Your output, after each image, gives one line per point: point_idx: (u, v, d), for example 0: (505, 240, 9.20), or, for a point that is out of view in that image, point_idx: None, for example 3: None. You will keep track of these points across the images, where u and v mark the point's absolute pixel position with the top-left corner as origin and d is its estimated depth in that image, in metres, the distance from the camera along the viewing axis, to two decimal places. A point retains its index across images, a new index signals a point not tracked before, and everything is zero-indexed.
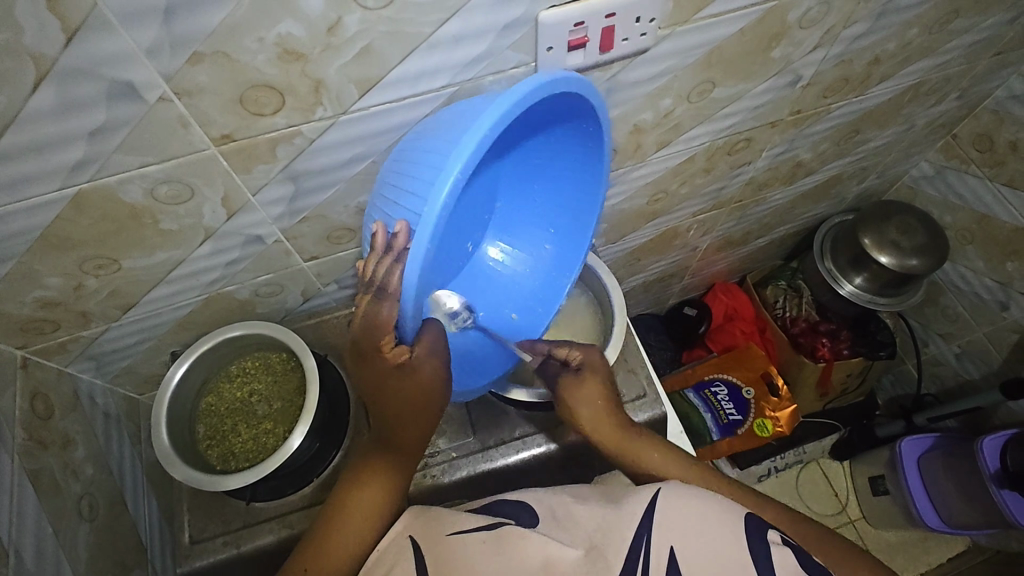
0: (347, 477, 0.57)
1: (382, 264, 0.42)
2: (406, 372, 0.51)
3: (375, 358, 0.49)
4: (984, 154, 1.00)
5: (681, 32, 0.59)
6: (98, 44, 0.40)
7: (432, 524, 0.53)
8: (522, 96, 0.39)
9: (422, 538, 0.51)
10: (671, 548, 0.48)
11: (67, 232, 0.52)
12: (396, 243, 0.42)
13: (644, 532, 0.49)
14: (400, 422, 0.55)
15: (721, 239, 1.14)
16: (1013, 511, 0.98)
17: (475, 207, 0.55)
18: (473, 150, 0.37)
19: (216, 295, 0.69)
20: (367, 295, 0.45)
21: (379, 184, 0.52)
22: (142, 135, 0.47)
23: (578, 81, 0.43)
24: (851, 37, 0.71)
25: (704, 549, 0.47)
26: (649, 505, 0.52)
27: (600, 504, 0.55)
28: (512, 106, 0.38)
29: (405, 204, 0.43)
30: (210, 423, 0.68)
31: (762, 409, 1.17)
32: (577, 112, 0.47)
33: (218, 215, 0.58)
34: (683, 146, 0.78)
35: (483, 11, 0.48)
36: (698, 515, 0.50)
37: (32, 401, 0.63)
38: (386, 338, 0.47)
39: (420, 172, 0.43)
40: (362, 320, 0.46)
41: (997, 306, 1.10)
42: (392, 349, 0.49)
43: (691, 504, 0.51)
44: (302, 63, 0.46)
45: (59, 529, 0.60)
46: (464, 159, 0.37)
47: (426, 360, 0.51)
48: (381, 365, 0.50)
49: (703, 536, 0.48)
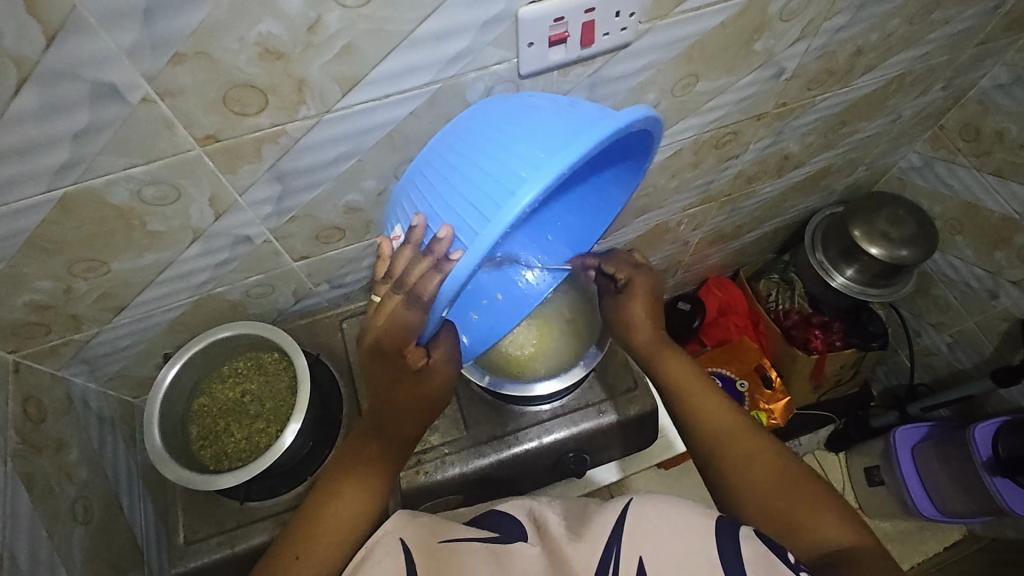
0: (337, 468, 0.57)
1: (421, 267, 0.43)
2: (422, 375, 0.54)
3: (397, 359, 0.52)
4: (970, 143, 1.01)
5: (661, 27, 0.59)
6: (78, 46, 0.40)
7: (426, 531, 0.52)
8: (621, 125, 0.39)
9: (415, 543, 0.50)
10: (639, 558, 0.49)
11: (54, 235, 0.53)
12: (438, 248, 0.42)
13: (614, 543, 0.50)
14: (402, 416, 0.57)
15: (712, 233, 1.15)
16: (1006, 497, 1.00)
17: None
18: (564, 168, 0.37)
19: (206, 297, 0.70)
20: (397, 297, 0.46)
21: (411, 173, 0.49)
22: (126, 137, 0.47)
23: (654, 122, 0.43)
24: (832, 30, 0.71)
25: (672, 557, 0.48)
26: (622, 515, 0.52)
27: (579, 519, 0.56)
28: (605, 135, 0.38)
29: (463, 211, 0.42)
30: (203, 423, 0.69)
31: (756, 402, 1.18)
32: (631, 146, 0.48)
33: (206, 216, 0.58)
34: (670, 140, 0.79)
35: (462, 8, 0.48)
36: (669, 521, 0.50)
37: (25, 405, 0.63)
38: (410, 343, 0.49)
39: (488, 179, 0.42)
40: (388, 318, 0.48)
41: (987, 294, 1.11)
42: (413, 351, 0.52)
43: (664, 510, 0.51)
44: (284, 63, 0.46)
45: (53, 531, 0.60)
46: (551, 176, 0.37)
47: (442, 366, 0.54)
48: (399, 362, 0.52)
49: (670, 541, 0.48)
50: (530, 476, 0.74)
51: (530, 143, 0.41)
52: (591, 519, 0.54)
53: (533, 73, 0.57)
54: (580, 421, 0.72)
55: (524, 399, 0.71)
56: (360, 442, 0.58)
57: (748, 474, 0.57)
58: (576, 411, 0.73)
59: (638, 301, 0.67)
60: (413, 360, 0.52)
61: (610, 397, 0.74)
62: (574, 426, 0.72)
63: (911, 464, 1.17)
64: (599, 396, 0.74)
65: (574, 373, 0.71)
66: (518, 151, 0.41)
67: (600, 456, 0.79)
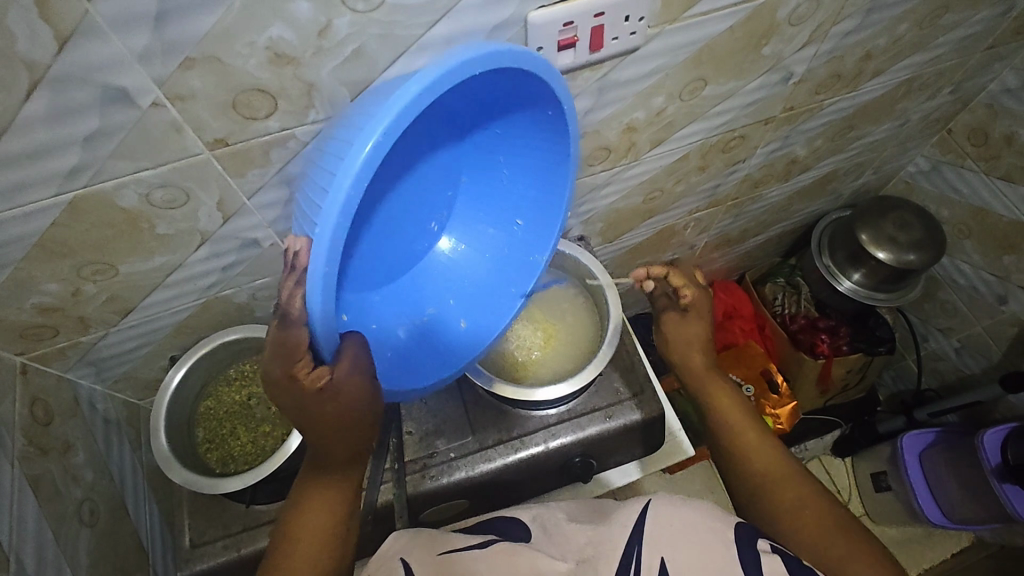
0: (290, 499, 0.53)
1: (285, 287, 0.41)
2: (329, 394, 0.46)
3: (292, 386, 0.45)
4: (979, 148, 1.00)
5: (670, 31, 0.59)
6: (90, 51, 0.40)
7: (424, 544, 0.52)
8: (453, 67, 0.36)
9: (416, 562, 0.49)
10: (661, 558, 0.48)
11: (63, 238, 0.53)
12: (298, 260, 0.41)
13: (634, 548, 0.50)
14: (326, 441, 0.50)
15: (719, 237, 1.15)
16: (1015, 503, 0.98)
17: (426, 194, 0.54)
18: (394, 120, 0.35)
19: (213, 299, 0.70)
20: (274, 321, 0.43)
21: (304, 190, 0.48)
22: (135, 140, 0.47)
23: (521, 55, 0.40)
24: (841, 33, 0.71)
25: (693, 556, 0.48)
26: (640, 516, 0.52)
27: (590, 520, 0.56)
28: (420, 87, 0.35)
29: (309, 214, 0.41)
30: (209, 426, 0.69)
31: (762, 407, 1.18)
32: (520, 93, 0.46)
33: (214, 219, 0.58)
34: (677, 145, 0.79)
35: (472, 12, 0.48)
36: (693, 527, 0.50)
37: (32, 407, 0.63)
38: (301, 359, 0.44)
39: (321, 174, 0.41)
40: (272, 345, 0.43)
41: (995, 300, 1.10)
42: (308, 372, 0.45)
43: (682, 516, 0.51)
44: (294, 67, 0.46)
45: (59, 533, 0.60)
46: (380, 141, 0.35)
47: (349, 381, 0.46)
48: (299, 393, 0.46)
49: (690, 544, 0.48)
50: (537, 480, 0.74)
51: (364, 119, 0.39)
52: (606, 520, 0.55)
53: None
54: (587, 426, 0.72)
55: (530, 404, 0.70)
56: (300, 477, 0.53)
57: (799, 520, 0.56)
58: (582, 415, 0.73)
59: (698, 316, 0.69)
60: (313, 382, 0.45)
61: (617, 401, 0.74)
62: (580, 431, 0.72)
63: (919, 472, 1.16)
64: (606, 400, 0.74)
65: (580, 377, 0.69)
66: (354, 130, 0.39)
67: (606, 461, 0.78)
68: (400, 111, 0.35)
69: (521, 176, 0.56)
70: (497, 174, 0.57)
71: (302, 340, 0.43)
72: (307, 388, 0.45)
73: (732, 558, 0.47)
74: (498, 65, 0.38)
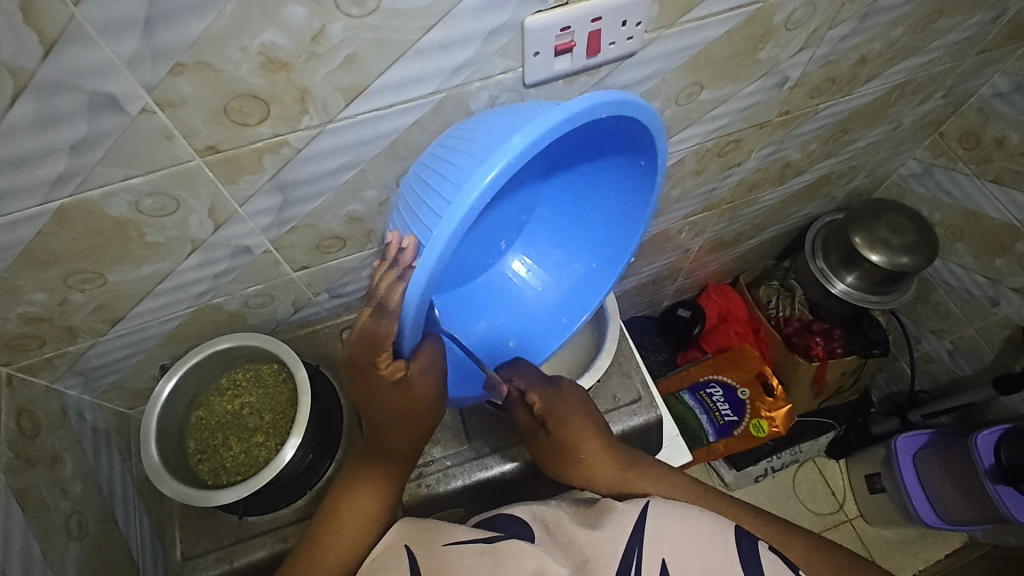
0: (336, 488, 0.57)
1: (386, 277, 0.44)
2: (401, 388, 0.52)
3: (371, 371, 0.50)
4: (971, 151, 1.01)
5: (667, 36, 0.59)
6: (76, 56, 0.39)
7: (428, 534, 0.52)
8: (581, 108, 0.39)
9: (419, 549, 0.50)
10: (662, 562, 0.48)
11: (49, 247, 0.52)
12: (402, 258, 0.44)
13: (634, 549, 0.49)
14: (391, 432, 0.55)
15: (712, 240, 1.15)
16: (1009, 506, 0.99)
17: (506, 212, 0.57)
18: (525, 146, 0.38)
19: (203, 308, 0.68)
20: (367, 310, 0.46)
21: (405, 182, 0.52)
22: (123, 147, 0.46)
23: (635, 104, 0.43)
24: (836, 38, 0.71)
25: (695, 555, 0.48)
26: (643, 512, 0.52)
27: (594, 513, 0.55)
28: (559, 123, 0.38)
29: (419, 220, 0.44)
30: (201, 437, 0.67)
31: (757, 410, 1.16)
32: (639, 142, 0.48)
33: (205, 227, 0.57)
34: (674, 148, 0.78)
35: (468, 17, 0.47)
36: (697, 535, 0.49)
37: (18, 419, 0.62)
38: (384, 354, 0.48)
39: (433, 180, 0.46)
40: (360, 333, 0.47)
41: (987, 302, 1.11)
42: (388, 364, 0.50)
43: (680, 521, 0.50)
44: (287, 72, 0.45)
45: (47, 548, 0.58)
46: (507, 160, 0.38)
47: (422, 376, 0.52)
48: (377, 378, 0.51)
49: (692, 548, 0.48)
50: (535, 490, 0.74)
51: (488, 141, 0.42)
52: (607, 512, 0.54)
53: (537, 83, 0.56)
54: None
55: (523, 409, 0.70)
56: (352, 463, 0.58)
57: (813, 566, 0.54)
58: None
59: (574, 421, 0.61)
60: (391, 373, 0.50)
61: (615, 408, 0.73)
62: None
63: (912, 471, 1.17)
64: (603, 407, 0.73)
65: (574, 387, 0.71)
66: (481, 149, 0.42)
67: None
68: (532, 141, 0.38)
69: (588, 210, 0.60)
70: (575, 212, 0.61)
71: (388, 335, 0.46)
72: (384, 377, 0.50)
73: (732, 557, 0.48)
74: (613, 110, 0.41)
